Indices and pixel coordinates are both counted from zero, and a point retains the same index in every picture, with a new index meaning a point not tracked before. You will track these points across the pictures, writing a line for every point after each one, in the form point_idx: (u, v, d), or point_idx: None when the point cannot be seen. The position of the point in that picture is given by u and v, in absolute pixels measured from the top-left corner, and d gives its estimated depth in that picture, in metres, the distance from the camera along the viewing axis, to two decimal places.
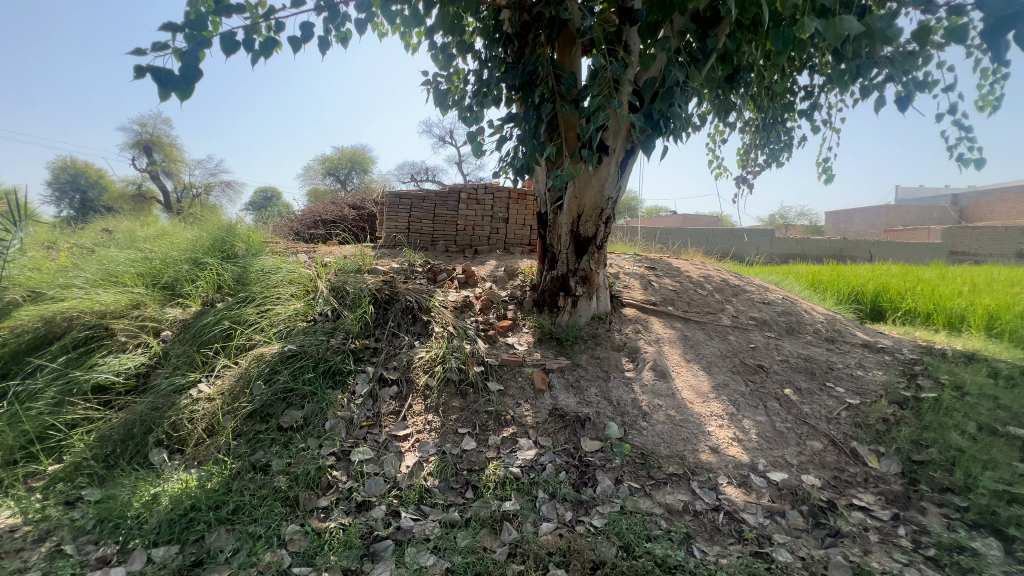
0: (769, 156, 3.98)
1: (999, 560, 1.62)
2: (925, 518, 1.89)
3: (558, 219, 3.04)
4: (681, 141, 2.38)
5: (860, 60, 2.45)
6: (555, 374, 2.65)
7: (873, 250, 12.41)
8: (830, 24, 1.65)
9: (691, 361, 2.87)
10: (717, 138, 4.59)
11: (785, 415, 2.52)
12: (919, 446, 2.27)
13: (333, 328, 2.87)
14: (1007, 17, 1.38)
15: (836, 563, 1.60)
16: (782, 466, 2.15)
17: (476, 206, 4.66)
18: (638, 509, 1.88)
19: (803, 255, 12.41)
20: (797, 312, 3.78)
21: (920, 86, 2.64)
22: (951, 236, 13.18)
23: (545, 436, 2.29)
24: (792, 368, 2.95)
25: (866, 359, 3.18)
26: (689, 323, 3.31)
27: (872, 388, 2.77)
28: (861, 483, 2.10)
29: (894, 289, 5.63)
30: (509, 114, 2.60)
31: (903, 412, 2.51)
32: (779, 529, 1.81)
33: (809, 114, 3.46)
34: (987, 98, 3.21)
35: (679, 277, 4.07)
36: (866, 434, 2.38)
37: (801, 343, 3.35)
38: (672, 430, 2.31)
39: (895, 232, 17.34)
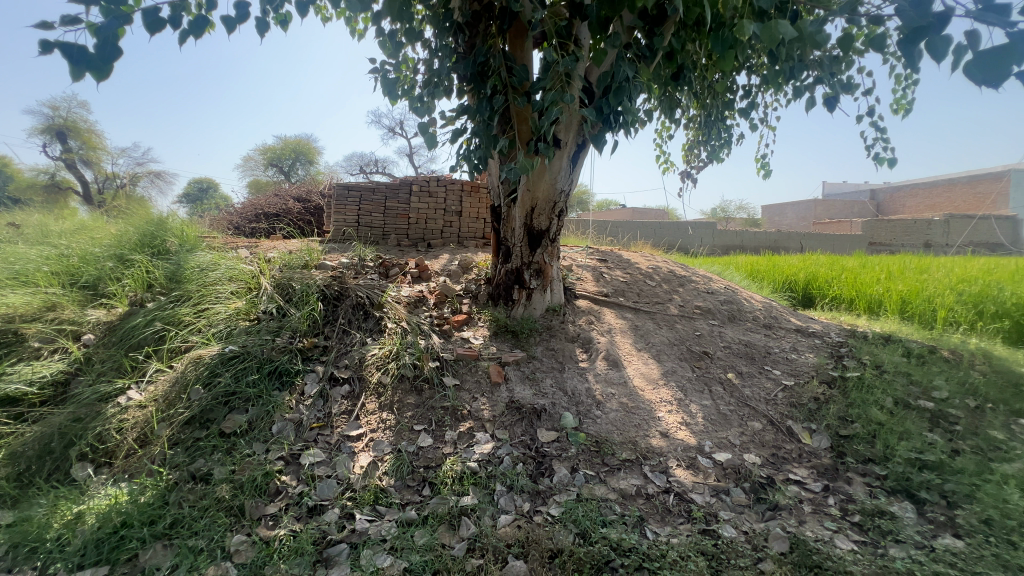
0: (711, 153, 4.18)
1: (913, 522, 1.79)
2: (851, 487, 2.06)
3: (512, 211, 3.04)
4: (628, 137, 2.47)
5: (792, 62, 2.60)
6: (511, 367, 2.66)
7: (804, 242, 13.34)
8: (766, 27, 1.72)
9: (641, 350, 2.96)
10: (663, 134, 4.76)
11: (728, 398, 2.66)
12: (845, 422, 2.47)
13: (278, 327, 2.75)
14: (919, 28, 1.50)
15: (776, 534, 1.70)
16: (726, 446, 2.27)
17: (429, 198, 4.58)
18: (594, 495, 1.93)
19: (742, 247, 13.12)
20: (738, 301, 3.99)
21: (844, 89, 2.85)
22: (870, 227, 14.38)
23: (502, 429, 2.30)
24: (733, 353, 3.11)
25: (799, 343, 3.42)
26: (639, 313, 3.42)
27: (804, 369, 2.98)
28: (796, 459, 2.25)
29: (822, 277, 6.09)
30: (462, 106, 2.56)
31: (832, 391, 2.72)
32: (724, 506, 1.91)
33: (747, 113, 3.65)
34: (900, 102, 3.55)
35: (630, 269, 4.19)
36: (800, 413, 2.56)
37: (742, 329, 3.55)
38: (625, 417, 2.38)
39: (823, 225, 18.68)
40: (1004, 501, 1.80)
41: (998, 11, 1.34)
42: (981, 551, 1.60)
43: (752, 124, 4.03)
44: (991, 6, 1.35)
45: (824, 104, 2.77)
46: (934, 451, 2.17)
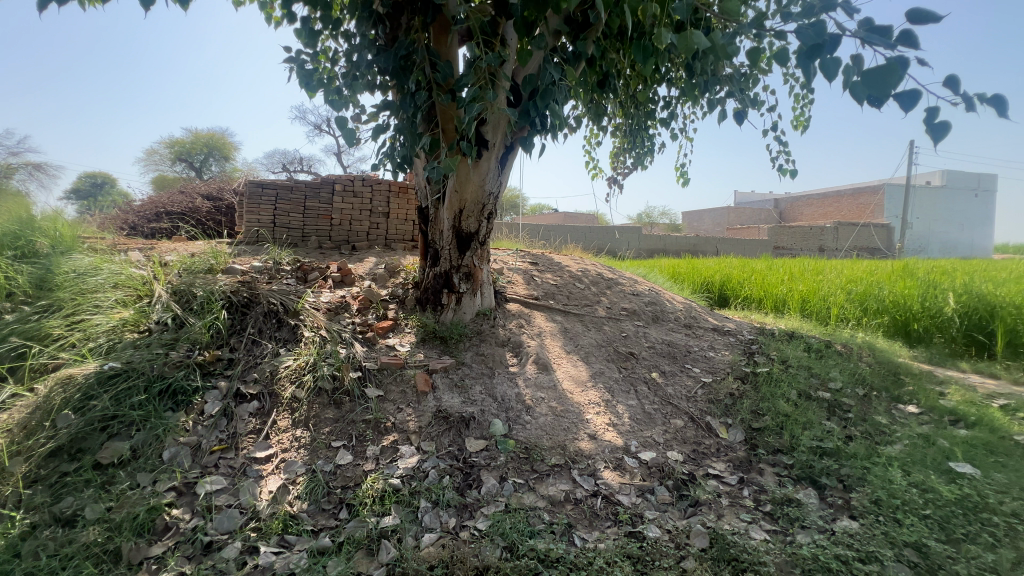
0: (636, 160, 4.33)
1: (815, 507, 1.91)
2: (762, 477, 2.18)
3: (439, 213, 2.95)
4: (554, 141, 2.50)
5: (707, 75, 2.74)
6: (438, 374, 2.55)
7: (719, 246, 14.38)
8: (682, 37, 1.76)
9: (570, 352, 2.98)
10: (591, 141, 4.88)
11: (652, 397, 2.73)
12: (757, 415, 2.62)
13: (174, 339, 2.44)
14: (814, 47, 1.59)
15: (697, 530, 1.74)
16: (651, 445, 2.32)
17: (353, 199, 4.35)
18: (522, 505, 1.88)
19: (665, 251, 13.86)
20: (661, 302, 4.16)
21: (752, 104, 3.05)
22: (775, 233, 15.79)
23: (429, 441, 2.19)
24: (657, 353, 3.22)
25: (716, 341, 3.62)
26: (569, 316, 3.45)
27: (720, 366, 3.15)
28: (714, 453, 2.35)
29: (735, 279, 6.56)
30: (384, 101, 2.42)
31: (744, 386, 2.89)
32: (650, 506, 1.94)
33: (667, 123, 3.82)
34: (800, 118, 3.89)
35: (560, 272, 4.23)
36: (717, 409, 2.69)
37: (665, 329, 3.70)
38: (554, 421, 2.37)
39: (735, 230, 20.23)
40: (890, 482, 1.98)
41: (879, 34, 1.46)
42: (873, 530, 1.72)
43: (672, 133, 4.23)
44: (873, 28, 1.47)
45: (734, 117, 2.94)
46: (832, 438, 2.35)
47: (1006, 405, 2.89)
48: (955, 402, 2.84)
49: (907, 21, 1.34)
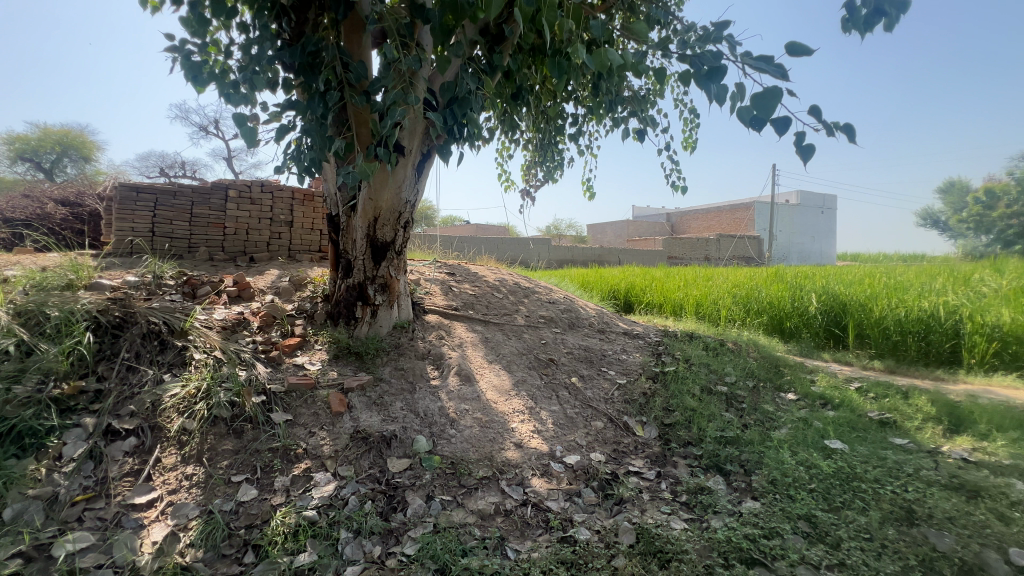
0: (547, 173, 4.48)
1: (724, 492, 2.06)
2: (677, 469, 2.32)
3: (352, 221, 2.79)
4: (473, 149, 2.49)
5: (612, 95, 2.92)
6: (355, 393, 2.38)
7: (622, 256, 15.39)
8: (597, 54, 1.84)
9: (492, 362, 2.96)
10: (504, 153, 4.97)
11: (573, 401, 2.81)
12: (668, 412, 2.80)
13: (19, 371, 2.02)
14: (711, 72, 1.73)
15: (624, 528, 1.79)
16: (575, 448, 2.37)
17: (250, 206, 3.98)
18: (452, 523, 1.80)
19: (574, 261, 14.51)
20: (576, 309, 4.32)
21: (651, 124, 3.31)
22: (669, 244, 17.27)
23: (346, 465, 2.03)
24: (575, 358, 3.33)
25: (627, 344, 3.83)
26: (489, 325, 3.43)
27: (633, 368, 3.34)
28: (633, 451, 2.46)
29: (639, 286, 7.05)
30: (289, 100, 2.23)
31: (655, 386, 3.08)
32: (578, 509, 1.96)
33: (576, 139, 4.01)
34: (689, 140, 4.31)
35: (477, 282, 4.22)
36: (633, 408, 2.83)
37: (581, 335, 3.84)
38: (479, 433, 2.32)
39: (635, 241, 21.77)
40: (782, 463, 2.21)
41: (764, 62, 1.63)
42: (773, 507, 1.90)
43: (580, 149, 4.46)
44: (755, 59, 1.65)
45: (637, 135, 3.17)
46: (732, 428, 2.59)
47: (860, 386, 3.38)
48: (823, 388, 3.26)
49: (785, 52, 1.52)
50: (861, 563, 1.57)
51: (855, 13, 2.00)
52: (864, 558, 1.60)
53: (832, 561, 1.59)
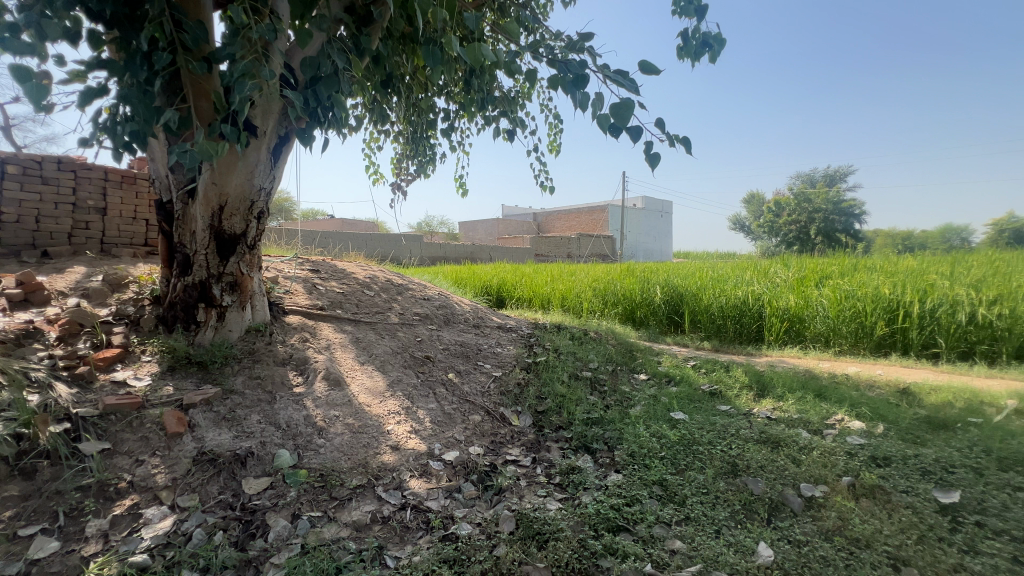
0: (420, 168, 4.39)
1: (592, 469, 2.24)
2: (550, 453, 2.45)
3: (190, 210, 2.39)
4: (338, 135, 2.32)
5: (484, 94, 2.96)
6: (198, 409, 2.05)
7: (493, 254, 15.81)
8: (471, 48, 1.83)
9: (364, 363, 2.80)
10: (371, 144, 4.73)
11: (450, 397, 2.79)
12: (540, 400, 2.95)
13: None
14: (576, 79, 1.83)
15: (505, 516, 1.83)
16: (453, 444, 2.36)
17: (42, 187, 3.17)
18: (323, 540, 1.66)
19: (446, 258, 14.48)
20: (451, 305, 4.30)
21: (519, 125, 3.43)
22: (536, 243, 18.21)
23: (189, 494, 1.74)
24: (451, 354, 3.32)
25: (502, 338, 3.94)
26: (360, 325, 3.24)
27: (507, 360, 3.45)
28: (510, 440, 2.54)
29: (510, 282, 7.37)
30: (98, 58, 1.81)
31: (529, 376, 3.23)
32: (458, 505, 1.95)
33: (448, 135, 3.99)
34: (553, 143, 4.59)
35: (346, 279, 3.95)
36: (508, 399, 2.92)
37: (456, 331, 3.84)
38: (352, 439, 2.17)
39: (506, 239, 22.49)
40: (638, 436, 2.48)
41: (619, 75, 1.79)
42: (633, 476, 2.11)
43: (452, 145, 4.44)
44: (613, 71, 1.80)
45: (508, 135, 3.26)
46: (596, 409, 2.82)
47: (694, 364, 3.96)
48: (668, 367, 3.75)
49: (638, 69, 1.68)
50: (702, 515, 1.83)
51: (689, 40, 2.31)
52: (703, 509, 1.86)
53: (680, 517, 1.82)
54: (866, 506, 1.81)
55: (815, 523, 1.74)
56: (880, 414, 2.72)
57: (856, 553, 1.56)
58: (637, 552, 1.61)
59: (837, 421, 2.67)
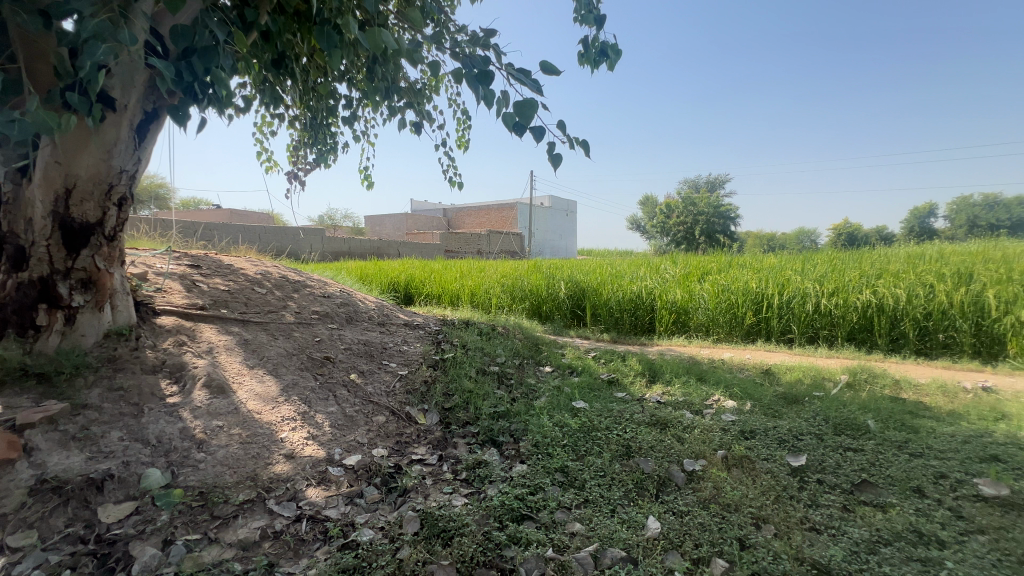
0: (319, 157, 4.11)
1: (498, 461, 2.27)
2: (457, 449, 2.44)
3: (26, 192, 2.00)
4: (219, 114, 2.09)
5: (388, 83, 2.84)
6: (38, 430, 1.74)
7: (402, 250, 15.34)
8: (370, 32, 1.74)
9: (254, 367, 2.56)
10: (263, 128, 4.33)
11: (353, 399, 2.66)
12: (447, 396, 2.94)
13: None
14: (480, 74, 1.83)
15: (409, 517, 1.79)
16: (355, 448, 2.26)
17: None
18: (202, 565, 1.49)
19: (351, 253, 13.75)
20: (354, 302, 4.10)
21: (426, 118, 3.36)
22: (446, 239, 18.02)
23: (25, 531, 1.47)
24: (354, 354, 3.16)
25: (408, 335, 3.84)
26: (249, 325, 2.96)
27: (414, 358, 3.37)
28: (416, 439, 2.49)
29: (418, 278, 7.27)
30: None
31: (436, 373, 3.19)
32: (360, 510, 1.87)
33: (351, 123, 3.78)
34: (462, 139, 4.56)
35: (232, 275, 3.58)
36: (414, 398, 2.86)
37: (360, 329, 3.67)
38: (238, 451, 1.98)
39: (414, 235, 21.94)
40: (542, 426, 2.56)
41: (522, 74, 1.82)
42: (536, 466, 2.19)
43: (355, 135, 4.22)
44: (516, 70, 1.83)
45: (414, 127, 3.17)
46: (503, 403, 2.87)
47: (595, 355, 4.19)
48: (571, 359, 3.93)
49: (540, 69, 1.73)
50: (599, 496, 1.94)
51: (588, 49, 2.41)
52: (601, 491, 1.98)
53: (579, 500, 1.92)
54: (736, 474, 2.05)
55: (695, 493, 1.93)
56: (748, 393, 3.11)
57: (727, 517, 1.75)
58: (540, 538, 1.67)
59: (714, 402, 3.00)
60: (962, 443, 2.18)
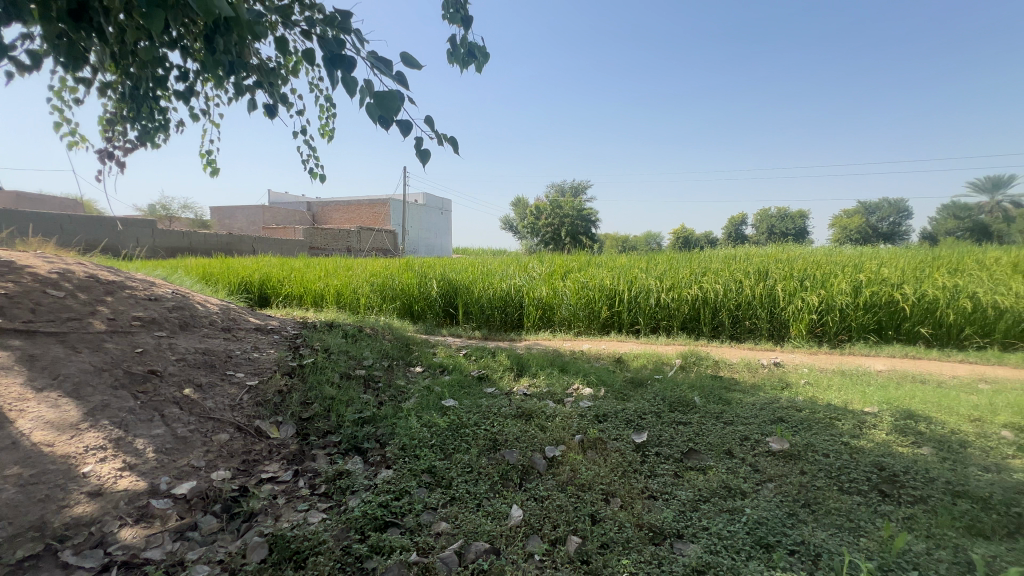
0: (141, 134, 3.46)
1: (361, 470, 2.15)
2: (315, 462, 2.26)
3: None
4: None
5: (231, 57, 2.48)
6: None
7: (256, 246, 13.71)
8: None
9: (44, 389, 2.06)
10: (61, 92, 3.50)
11: (186, 417, 2.30)
12: (305, 406, 2.70)
13: None
14: (335, 58, 1.69)
15: (254, 544, 1.61)
16: (188, 474, 1.95)
17: None
18: None
19: (191, 249, 11.87)
20: (189, 305, 3.54)
21: (281, 101, 3.04)
22: (309, 235, 16.60)
23: None
24: (189, 365, 2.73)
25: (260, 341, 3.45)
26: (37, 338, 2.36)
27: (266, 366, 3.03)
28: (267, 456, 2.24)
29: (275, 277, 6.66)
30: None
31: (293, 380, 2.91)
32: (192, 546, 1.63)
33: (186, 99, 3.24)
34: (326, 128, 4.23)
35: (11, 274, 2.83)
36: (266, 410, 2.57)
37: (198, 336, 3.18)
38: (17, 496, 1.57)
39: (272, 229, 19.79)
40: (410, 428, 2.50)
41: (383, 63, 1.74)
42: (402, 470, 2.12)
43: (191, 112, 3.64)
44: (377, 59, 1.75)
45: (266, 111, 2.83)
46: (368, 407, 2.73)
47: (466, 353, 4.23)
48: (442, 358, 3.91)
49: (401, 60, 1.68)
50: (465, 493, 1.96)
51: (457, 48, 2.40)
52: (467, 487, 2.00)
53: (446, 499, 1.92)
54: (590, 456, 2.23)
55: (554, 478, 2.06)
56: (602, 380, 3.42)
57: (581, 496, 1.90)
58: (404, 544, 1.62)
59: (574, 390, 3.24)
60: (760, 409, 2.67)
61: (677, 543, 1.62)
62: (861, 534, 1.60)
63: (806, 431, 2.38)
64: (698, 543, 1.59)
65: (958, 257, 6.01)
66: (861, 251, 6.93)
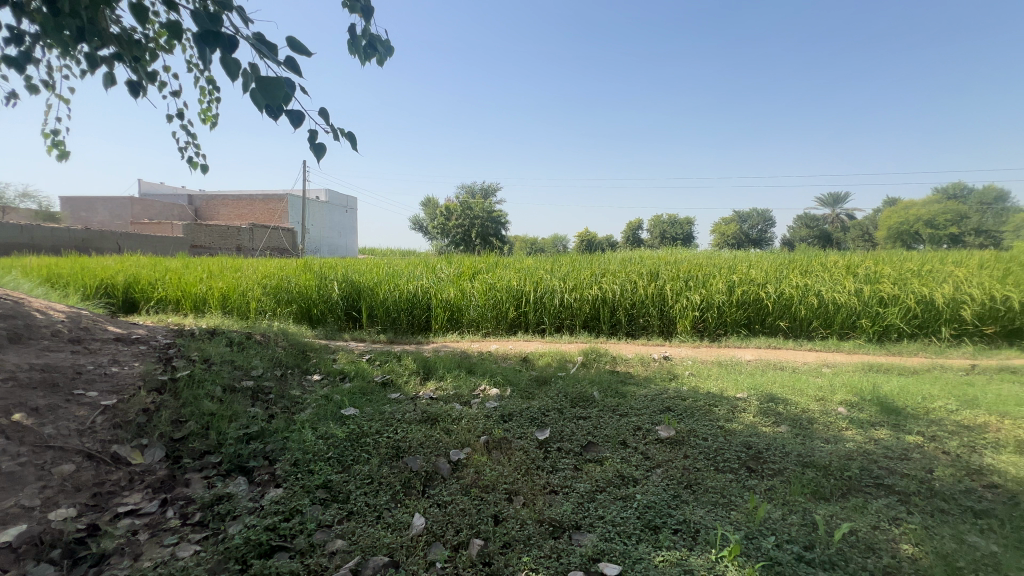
0: None
1: (245, 492, 1.95)
2: (189, 488, 2.00)
3: None
4: None
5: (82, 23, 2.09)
6: None
7: (122, 243, 11.87)
8: None
9: None
10: None
11: (16, 448, 1.91)
12: (178, 425, 2.38)
13: None
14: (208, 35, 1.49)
15: None
16: (15, 517, 1.62)
17: None
18: None
19: (32, 247, 9.94)
20: (23, 313, 2.95)
21: (148, 79, 2.65)
22: (189, 232, 14.80)
23: None
24: (22, 386, 2.27)
25: (121, 353, 2.98)
26: None
27: (127, 382, 2.63)
28: (126, 486, 1.94)
29: (144, 279, 5.87)
30: None
31: (162, 397, 2.56)
32: None
33: (19, 67, 2.69)
34: (207, 113, 3.79)
35: None
36: (127, 432, 2.23)
37: (35, 351, 2.66)
38: None
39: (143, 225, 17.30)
40: (303, 442, 2.32)
41: (267, 47, 1.59)
42: (294, 488, 1.96)
43: (27, 82, 3.04)
44: (260, 42, 1.60)
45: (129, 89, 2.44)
46: (256, 422, 2.48)
47: (369, 357, 4.05)
48: (342, 364, 3.69)
49: (286, 44, 1.54)
50: (364, 506, 1.86)
51: (357, 39, 2.28)
52: (366, 500, 1.90)
53: (342, 515, 1.81)
54: (494, 456, 2.24)
55: (458, 482, 2.04)
56: (508, 380, 3.46)
57: (485, 498, 1.90)
58: (292, 569, 1.50)
59: (480, 391, 3.24)
60: (651, 400, 2.89)
61: (575, 534, 1.68)
62: (732, 508, 1.79)
63: (689, 417, 2.61)
64: (594, 532, 1.66)
65: (807, 260, 7.05)
66: (734, 254, 7.85)
